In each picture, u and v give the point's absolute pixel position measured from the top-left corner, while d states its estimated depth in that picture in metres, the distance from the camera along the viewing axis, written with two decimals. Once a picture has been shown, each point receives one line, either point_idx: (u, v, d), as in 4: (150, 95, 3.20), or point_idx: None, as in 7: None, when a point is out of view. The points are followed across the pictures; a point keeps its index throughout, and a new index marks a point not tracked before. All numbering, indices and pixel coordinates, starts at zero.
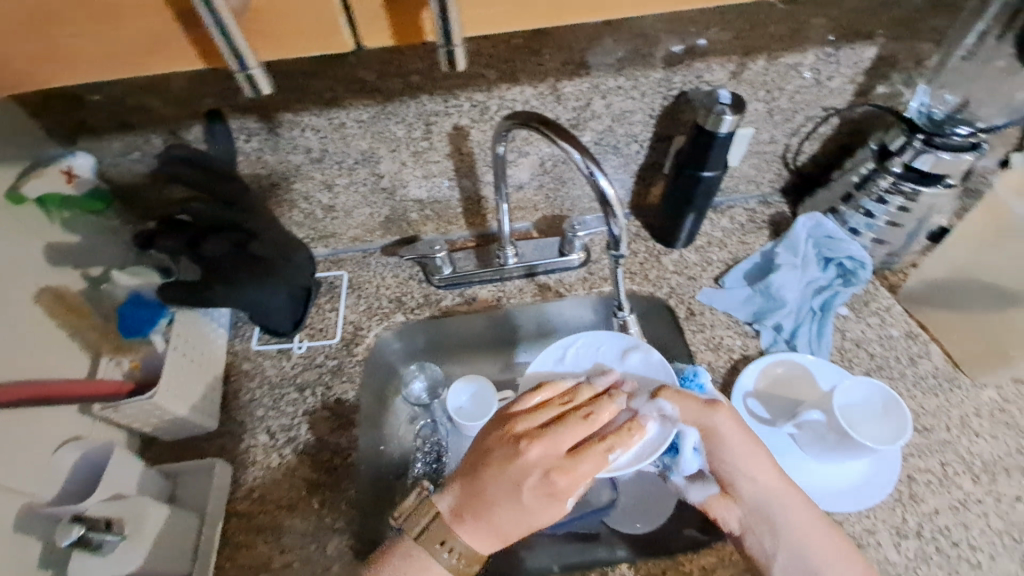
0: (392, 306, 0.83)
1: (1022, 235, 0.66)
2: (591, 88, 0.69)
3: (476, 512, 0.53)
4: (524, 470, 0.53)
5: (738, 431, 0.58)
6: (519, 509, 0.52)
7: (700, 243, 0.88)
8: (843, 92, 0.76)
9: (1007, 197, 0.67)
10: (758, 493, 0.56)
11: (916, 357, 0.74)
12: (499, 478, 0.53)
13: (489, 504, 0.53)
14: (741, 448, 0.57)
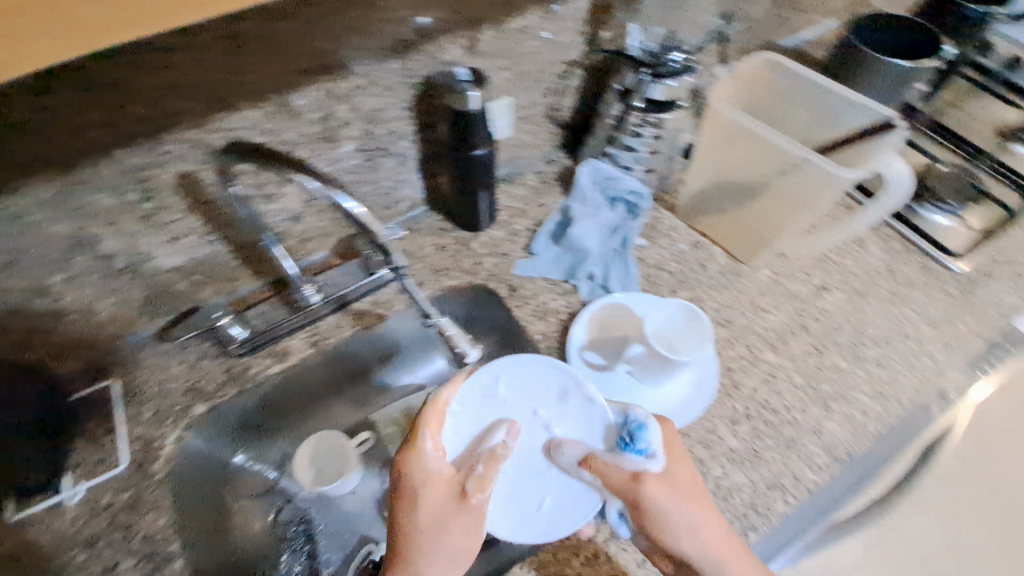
0: (188, 399, 0.70)
1: (745, 139, 0.73)
2: (326, 95, 0.63)
3: (403, 571, 0.54)
4: (429, 507, 0.55)
5: (675, 502, 0.54)
6: (440, 548, 0.53)
7: (503, 218, 0.88)
8: (576, 44, 0.79)
9: (723, 108, 0.72)
10: (699, 564, 0.54)
11: (705, 263, 0.83)
12: (410, 527, 0.55)
13: (411, 557, 0.54)
14: (686, 521, 0.54)
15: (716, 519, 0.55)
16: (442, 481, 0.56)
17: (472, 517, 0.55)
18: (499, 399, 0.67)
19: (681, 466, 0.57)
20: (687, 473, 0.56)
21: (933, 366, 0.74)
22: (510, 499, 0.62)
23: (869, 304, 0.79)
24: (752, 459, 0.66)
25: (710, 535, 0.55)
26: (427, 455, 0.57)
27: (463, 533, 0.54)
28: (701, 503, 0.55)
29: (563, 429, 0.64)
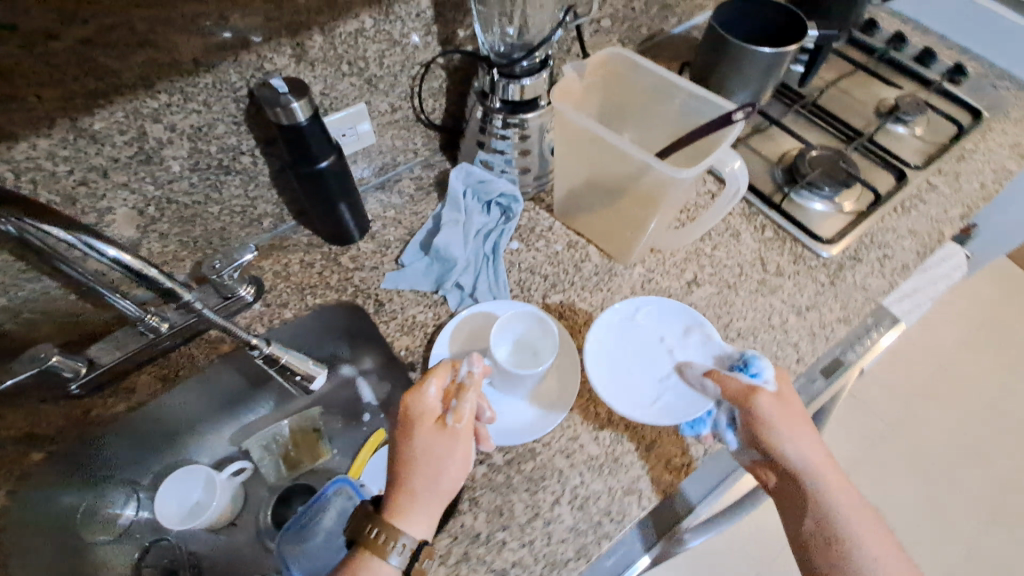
0: (24, 445, 0.67)
1: (592, 140, 0.71)
2: (130, 116, 0.59)
3: (401, 507, 0.55)
4: (422, 439, 0.57)
5: (786, 421, 0.62)
6: (428, 480, 0.55)
7: (376, 228, 0.85)
8: (427, 44, 0.76)
9: (564, 109, 0.70)
10: (803, 475, 0.61)
11: (579, 263, 0.82)
12: (405, 463, 0.56)
13: (410, 489, 0.55)
14: (807, 436, 0.62)
15: (813, 433, 0.63)
16: (428, 417, 0.58)
17: (457, 445, 0.57)
18: (636, 323, 0.74)
19: (790, 406, 0.63)
20: (800, 407, 0.64)
21: (796, 356, 0.74)
22: (627, 382, 0.69)
23: (739, 297, 0.79)
24: (612, 465, 0.66)
25: (816, 459, 0.62)
26: (423, 392, 0.59)
27: (448, 463, 0.56)
28: (808, 439, 0.62)
29: (685, 355, 0.71)
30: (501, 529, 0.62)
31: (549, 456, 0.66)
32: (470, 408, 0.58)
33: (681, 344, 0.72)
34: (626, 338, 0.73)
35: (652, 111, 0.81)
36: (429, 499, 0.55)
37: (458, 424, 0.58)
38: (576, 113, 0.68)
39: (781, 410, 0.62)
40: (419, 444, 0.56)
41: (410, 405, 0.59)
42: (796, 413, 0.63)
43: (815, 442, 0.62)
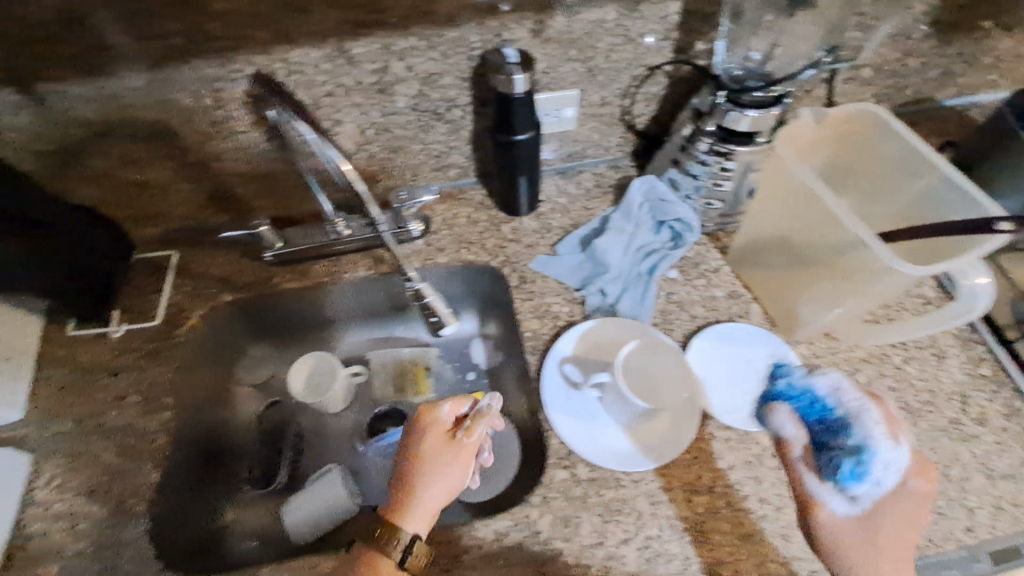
0: (219, 286, 0.81)
1: (805, 198, 0.66)
2: (382, 50, 0.66)
3: (400, 508, 0.58)
4: (429, 451, 0.61)
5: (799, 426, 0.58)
6: (429, 486, 0.59)
7: (544, 210, 0.87)
8: (660, 49, 0.74)
9: (789, 155, 0.66)
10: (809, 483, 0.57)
11: (736, 317, 0.75)
12: (411, 469, 0.60)
13: (409, 493, 0.59)
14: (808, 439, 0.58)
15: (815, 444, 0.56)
16: (436, 431, 0.62)
17: (460, 462, 0.61)
18: (727, 340, 0.72)
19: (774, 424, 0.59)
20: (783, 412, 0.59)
21: (966, 523, 0.60)
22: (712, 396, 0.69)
23: (915, 427, 0.66)
24: (696, 535, 0.60)
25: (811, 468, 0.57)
26: (437, 411, 0.63)
27: (450, 475, 0.60)
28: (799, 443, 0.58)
29: (768, 380, 0.70)
30: (563, 539, 0.60)
31: (633, 494, 0.63)
32: (482, 430, 0.62)
33: (766, 367, 0.70)
34: (720, 354, 0.72)
35: (895, 189, 0.72)
36: (426, 510, 0.58)
37: (464, 449, 0.61)
38: (798, 163, 0.65)
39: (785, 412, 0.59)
40: (427, 458, 0.60)
41: (423, 417, 0.64)
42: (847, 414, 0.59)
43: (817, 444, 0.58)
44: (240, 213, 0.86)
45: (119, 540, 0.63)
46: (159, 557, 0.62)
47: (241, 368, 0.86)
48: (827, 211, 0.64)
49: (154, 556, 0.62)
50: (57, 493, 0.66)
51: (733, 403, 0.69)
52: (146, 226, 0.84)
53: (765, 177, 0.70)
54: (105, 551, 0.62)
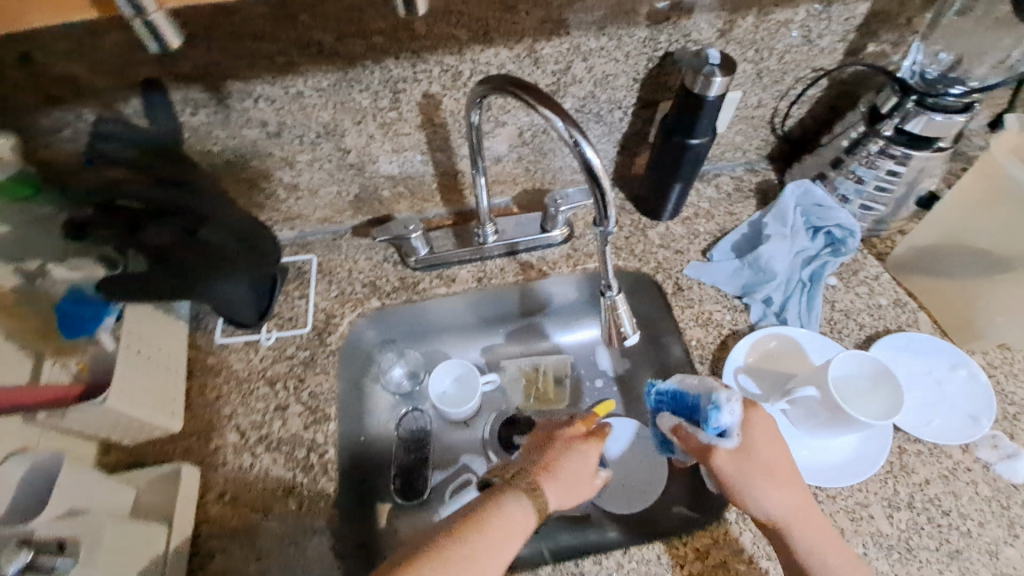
0: (367, 292, 0.78)
1: (1015, 201, 0.66)
2: (571, 50, 0.65)
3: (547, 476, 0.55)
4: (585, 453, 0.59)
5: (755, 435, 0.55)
6: (584, 476, 0.57)
7: (687, 215, 0.85)
8: (834, 50, 0.73)
9: (1002, 157, 0.67)
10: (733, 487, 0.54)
11: (905, 326, 0.74)
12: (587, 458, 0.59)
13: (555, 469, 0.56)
14: (775, 457, 0.55)
15: (767, 443, 0.55)
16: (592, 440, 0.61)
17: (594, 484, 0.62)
18: (902, 352, 0.71)
19: (765, 445, 0.54)
20: (763, 424, 0.55)
21: None
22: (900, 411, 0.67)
23: None
24: (906, 555, 0.59)
25: (783, 490, 0.54)
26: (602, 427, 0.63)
27: (586, 476, 0.57)
28: (772, 467, 0.54)
29: (953, 391, 0.68)
30: (766, 558, 0.60)
31: (832, 511, 0.61)
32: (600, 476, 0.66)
33: (949, 379, 0.69)
34: (898, 364, 0.70)
35: None
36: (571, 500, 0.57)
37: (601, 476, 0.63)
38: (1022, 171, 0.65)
39: (759, 427, 0.55)
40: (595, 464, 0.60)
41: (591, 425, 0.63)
42: (774, 429, 0.56)
43: (786, 464, 0.55)
44: (378, 217, 0.83)
45: (306, 559, 0.60)
46: None
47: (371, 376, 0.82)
48: None
49: None
50: (232, 510, 0.63)
51: (922, 416, 0.67)
52: (284, 229, 0.80)
53: (965, 177, 0.70)
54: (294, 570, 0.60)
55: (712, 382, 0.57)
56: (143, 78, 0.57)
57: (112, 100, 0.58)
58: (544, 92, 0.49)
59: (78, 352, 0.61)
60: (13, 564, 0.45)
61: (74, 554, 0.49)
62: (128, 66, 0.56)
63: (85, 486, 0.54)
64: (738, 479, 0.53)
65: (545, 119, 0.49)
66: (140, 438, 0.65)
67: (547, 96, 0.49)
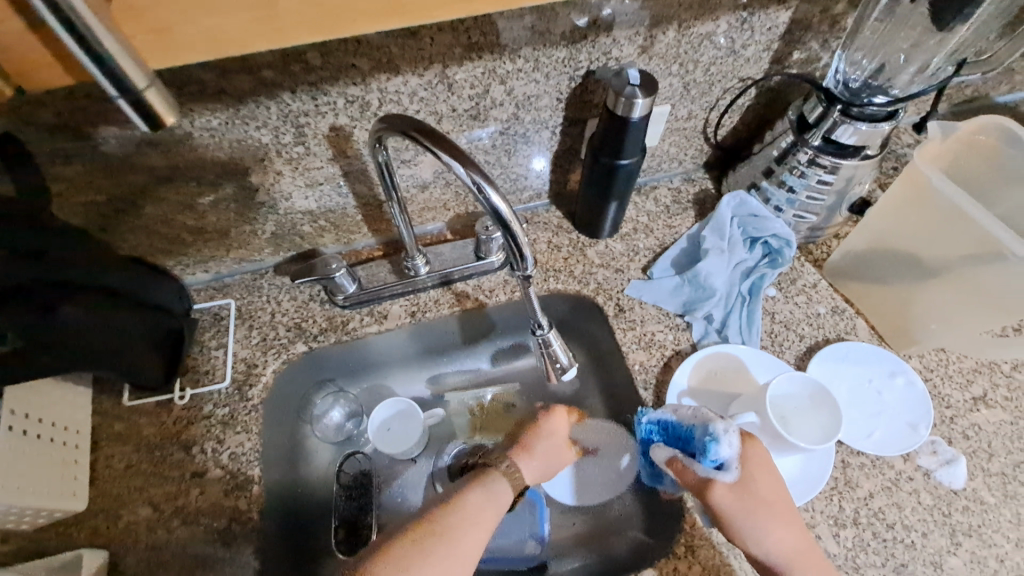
0: (292, 335, 0.73)
1: (940, 209, 0.65)
2: (486, 73, 0.61)
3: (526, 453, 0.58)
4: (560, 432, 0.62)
5: (753, 469, 0.54)
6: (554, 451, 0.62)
7: (626, 231, 0.83)
8: (759, 60, 0.72)
9: (927, 169, 0.65)
10: (733, 523, 0.52)
11: (844, 334, 0.74)
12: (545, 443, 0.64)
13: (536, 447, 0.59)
14: (773, 491, 0.54)
15: (767, 477, 0.54)
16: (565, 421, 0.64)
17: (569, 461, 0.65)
18: (843, 364, 0.70)
19: (763, 479, 0.54)
20: (759, 457, 0.55)
21: None
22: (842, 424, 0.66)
23: None
24: (852, 574, 0.58)
25: (783, 527, 0.53)
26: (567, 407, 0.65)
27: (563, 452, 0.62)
28: (770, 503, 0.53)
29: (893, 400, 0.68)
30: None
31: None
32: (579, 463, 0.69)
33: (888, 386, 0.69)
34: (839, 375, 0.70)
35: None
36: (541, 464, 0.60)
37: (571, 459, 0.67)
38: (946, 181, 0.64)
39: (755, 460, 0.55)
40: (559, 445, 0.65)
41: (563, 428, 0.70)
42: (768, 462, 0.55)
43: (785, 499, 0.54)
44: (301, 252, 0.78)
45: None
46: None
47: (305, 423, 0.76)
48: (974, 228, 0.63)
49: None
50: None
51: (864, 428, 0.66)
52: (196, 273, 0.74)
53: (894, 185, 0.69)
54: None
55: (708, 413, 0.56)
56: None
57: None
58: (440, 133, 0.45)
59: None
60: None
61: None
62: None
63: None
64: (737, 513, 0.52)
65: (445, 163, 0.45)
66: (37, 524, 0.59)
67: (444, 136, 0.45)
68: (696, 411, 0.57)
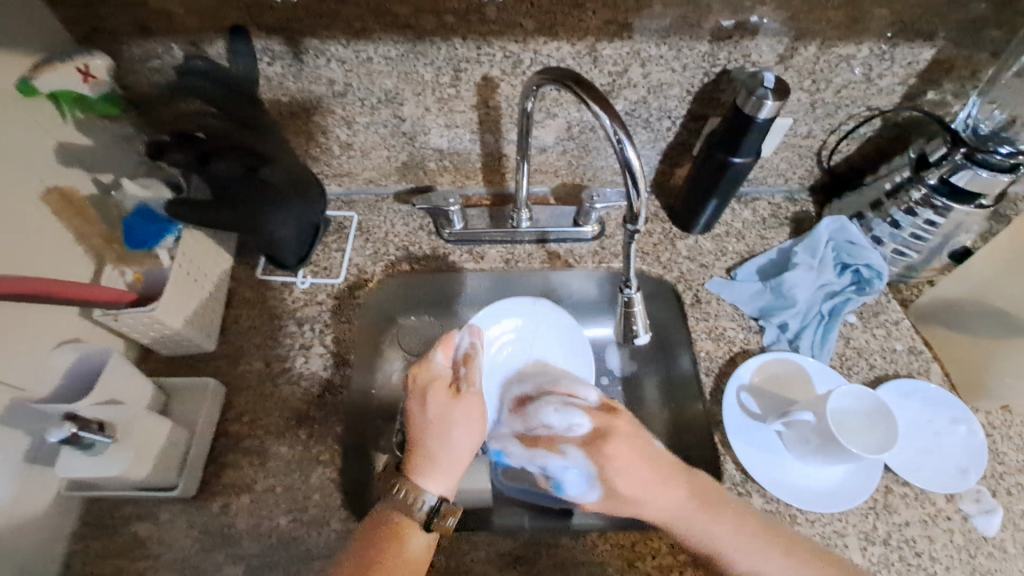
0: (399, 254, 0.82)
1: None
2: (631, 54, 0.67)
3: (424, 470, 0.55)
4: (436, 407, 0.58)
5: (614, 466, 0.56)
6: (447, 443, 0.56)
7: (718, 231, 0.86)
8: (891, 92, 0.74)
9: None
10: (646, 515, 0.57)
11: (915, 374, 0.74)
12: (423, 430, 0.57)
13: (432, 455, 0.56)
14: (644, 480, 0.56)
15: (615, 477, 0.56)
16: (440, 385, 0.60)
17: (473, 411, 0.59)
18: (906, 401, 0.71)
19: (622, 478, 0.56)
20: (620, 455, 0.57)
21: None
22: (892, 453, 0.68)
23: None
24: None
25: (665, 500, 0.56)
26: (430, 361, 0.61)
27: (459, 445, 0.57)
28: (626, 496, 0.56)
29: (950, 445, 0.68)
30: None
31: (808, 532, 0.63)
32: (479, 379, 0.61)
33: (949, 431, 0.69)
34: (900, 409, 0.71)
35: None
36: (449, 463, 0.56)
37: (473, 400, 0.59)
38: None
39: (614, 468, 0.57)
40: (444, 411, 0.58)
41: (418, 376, 0.61)
42: (629, 453, 0.57)
43: (651, 476, 0.56)
44: (420, 186, 0.87)
45: (308, 484, 0.66)
46: (343, 507, 0.65)
47: (389, 336, 0.83)
48: None
49: (341, 507, 0.64)
50: (248, 430, 0.69)
51: (913, 461, 0.67)
52: (332, 184, 0.85)
53: (998, 236, 0.70)
54: (294, 492, 0.65)
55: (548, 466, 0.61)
56: (232, 24, 0.63)
57: (201, 40, 0.65)
58: (596, 88, 0.54)
59: (134, 263, 0.68)
60: (59, 433, 0.53)
61: (111, 434, 0.56)
62: (224, 13, 0.62)
63: (122, 383, 0.61)
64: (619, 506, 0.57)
65: (595, 115, 0.54)
66: (178, 351, 0.72)
67: (598, 93, 0.54)
68: (577, 408, 0.61)
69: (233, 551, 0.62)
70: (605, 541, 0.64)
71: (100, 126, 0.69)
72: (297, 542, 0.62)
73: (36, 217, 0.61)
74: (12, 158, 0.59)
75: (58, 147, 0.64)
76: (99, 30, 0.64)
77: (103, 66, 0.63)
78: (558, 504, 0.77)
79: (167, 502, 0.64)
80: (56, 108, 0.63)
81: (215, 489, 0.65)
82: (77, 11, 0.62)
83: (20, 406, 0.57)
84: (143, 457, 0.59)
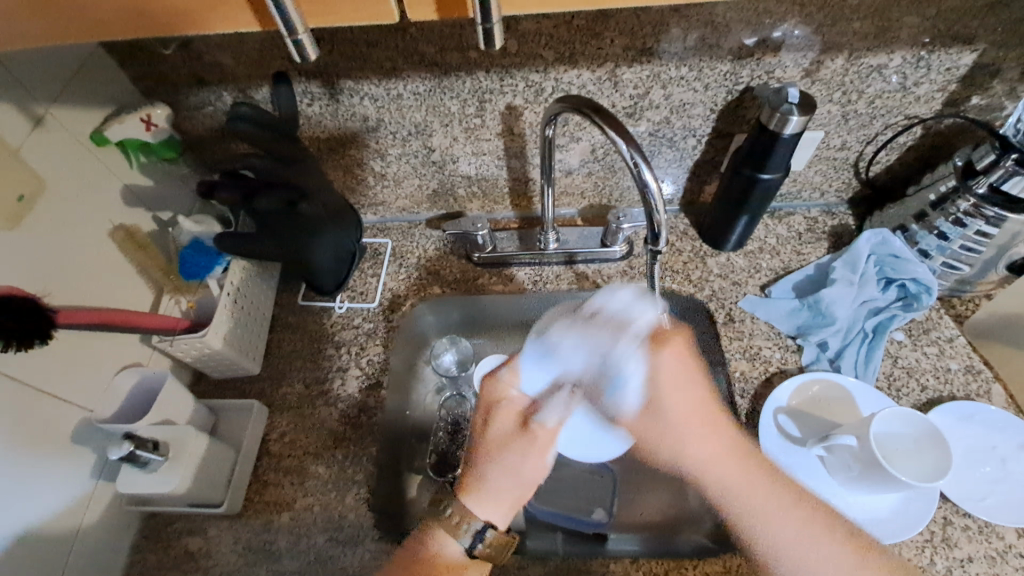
0: (430, 278, 0.85)
1: None
2: (651, 77, 0.68)
3: (475, 491, 0.56)
4: (500, 428, 0.59)
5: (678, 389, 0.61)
6: (506, 471, 0.57)
7: (751, 248, 0.84)
8: (931, 99, 0.71)
9: None
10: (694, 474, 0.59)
11: (974, 396, 0.70)
12: (484, 450, 0.58)
13: (482, 477, 0.57)
14: (686, 409, 0.60)
15: (692, 382, 0.61)
16: (507, 410, 0.60)
17: (538, 446, 0.58)
18: (965, 425, 0.66)
19: (675, 394, 0.61)
20: (674, 367, 0.61)
21: None
22: (953, 481, 0.63)
23: None
24: None
25: (703, 442, 0.59)
26: (497, 378, 0.62)
27: (517, 477, 0.57)
28: (680, 409, 0.60)
29: (1018, 473, 0.63)
30: None
31: None
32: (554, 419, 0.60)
33: (1016, 458, 0.64)
34: (958, 432, 0.66)
35: None
36: (501, 489, 0.56)
37: (542, 431, 0.59)
38: None
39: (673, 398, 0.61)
40: (510, 435, 0.59)
41: (486, 391, 0.62)
42: (681, 371, 0.61)
43: (697, 417, 0.60)
44: (451, 212, 0.90)
45: (344, 503, 0.68)
46: (378, 528, 0.67)
47: (423, 357, 0.85)
48: None
49: (375, 526, 0.66)
50: (288, 450, 0.72)
51: (976, 491, 0.63)
52: (368, 213, 0.89)
53: None
54: (332, 511, 0.67)
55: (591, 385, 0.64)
56: (275, 70, 0.68)
57: (247, 87, 0.70)
58: (614, 115, 0.55)
59: (189, 292, 0.73)
60: (117, 451, 0.57)
61: (163, 452, 0.61)
62: (267, 62, 0.67)
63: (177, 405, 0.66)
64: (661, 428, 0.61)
65: (611, 140, 0.55)
66: (226, 375, 0.77)
67: (616, 119, 0.55)
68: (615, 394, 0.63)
69: (275, 566, 0.65)
70: (638, 568, 0.62)
71: (160, 168, 0.76)
72: (333, 559, 0.65)
73: (105, 253, 0.67)
74: (87, 200, 0.66)
75: (124, 189, 0.71)
76: (160, 83, 0.71)
77: (162, 115, 0.71)
78: (591, 529, 0.75)
79: (215, 518, 0.68)
80: (123, 155, 0.70)
81: (257, 507, 0.69)
82: (141, 68, 0.69)
83: (87, 426, 0.64)
84: (194, 473, 0.63)
